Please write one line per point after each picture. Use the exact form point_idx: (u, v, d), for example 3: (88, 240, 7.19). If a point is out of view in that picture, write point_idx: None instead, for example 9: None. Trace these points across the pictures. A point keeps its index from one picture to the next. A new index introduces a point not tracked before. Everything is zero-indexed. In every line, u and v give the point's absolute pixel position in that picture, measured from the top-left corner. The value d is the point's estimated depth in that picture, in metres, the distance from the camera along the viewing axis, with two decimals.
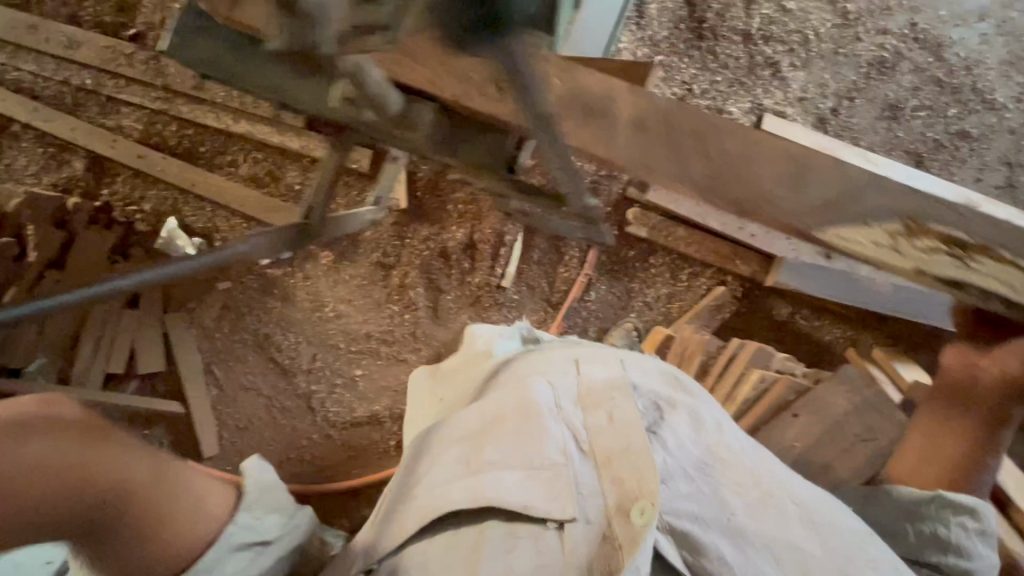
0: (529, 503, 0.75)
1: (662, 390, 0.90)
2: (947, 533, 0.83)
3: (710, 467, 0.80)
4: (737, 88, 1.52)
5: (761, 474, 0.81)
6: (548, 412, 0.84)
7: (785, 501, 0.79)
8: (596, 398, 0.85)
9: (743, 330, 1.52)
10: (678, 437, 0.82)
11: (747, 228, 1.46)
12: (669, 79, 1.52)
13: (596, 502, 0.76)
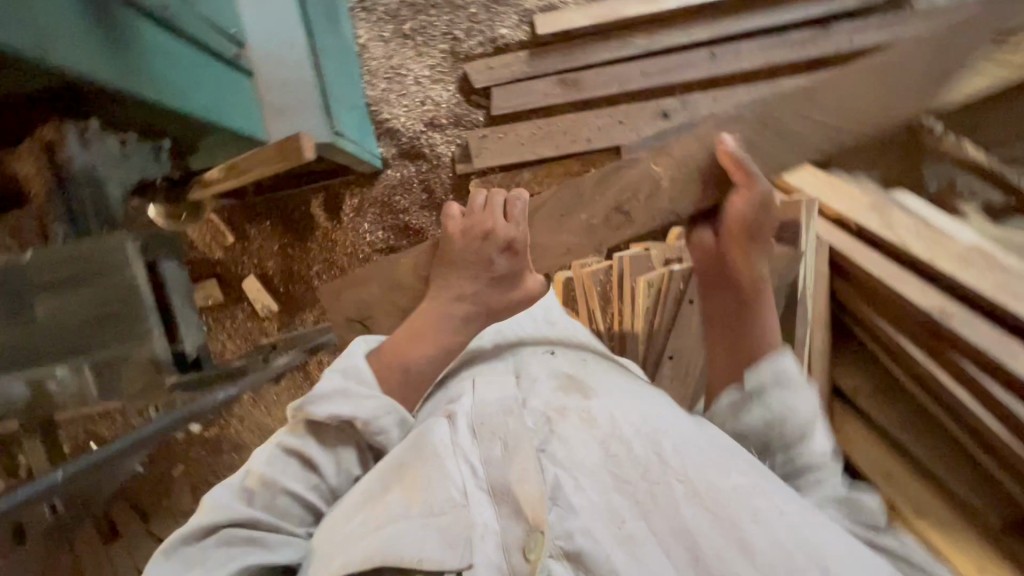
0: (422, 552, 0.47)
1: (564, 383, 0.59)
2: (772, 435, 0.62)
3: (603, 457, 0.51)
4: (494, 9, 1.42)
5: (682, 452, 0.51)
6: (407, 459, 0.55)
7: (678, 485, 0.48)
8: (476, 416, 0.56)
9: None
10: (573, 430, 0.53)
11: (581, 135, 1.39)
12: (429, 39, 1.42)
13: (494, 537, 0.47)
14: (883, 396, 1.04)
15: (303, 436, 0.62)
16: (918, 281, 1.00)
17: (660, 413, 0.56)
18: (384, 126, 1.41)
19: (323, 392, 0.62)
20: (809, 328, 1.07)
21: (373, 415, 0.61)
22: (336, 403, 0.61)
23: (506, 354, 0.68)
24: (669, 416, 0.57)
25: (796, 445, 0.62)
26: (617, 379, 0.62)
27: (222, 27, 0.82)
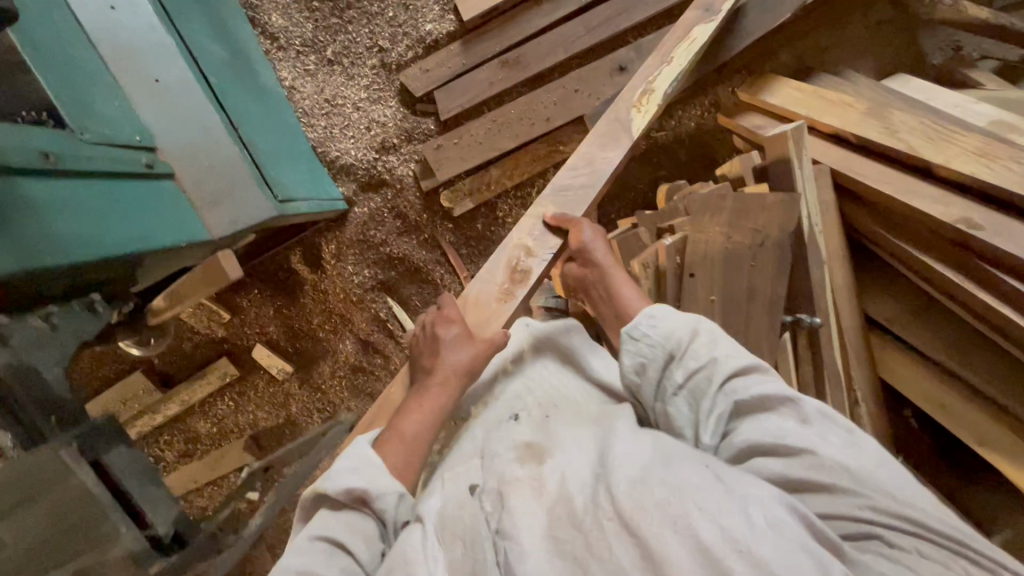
0: None
1: (520, 454, 0.66)
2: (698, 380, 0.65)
3: (550, 516, 0.56)
4: (412, 5, 1.31)
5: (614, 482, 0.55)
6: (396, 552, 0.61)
7: (608, 523, 0.53)
8: (455, 502, 0.64)
9: (623, 190, 1.40)
10: (522, 497, 0.60)
11: (539, 114, 1.29)
12: (355, 59, 1.33)
13: None
14: (922, 320, 0.95)
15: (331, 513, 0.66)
16: (934, 190, 0.90)
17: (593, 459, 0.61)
18: (336, 165, 1.35)
19: (340, 471, 0.66)
20: (826, 268, 0.98)
21: (381, 495, 0.65)
22: (349, 478, 0.65)
23: (478, 432, 0.75)
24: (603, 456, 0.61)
25: (697, 378, 0.65)
26: (572, 429, 0.68)
27: (123, 142, 0.78)
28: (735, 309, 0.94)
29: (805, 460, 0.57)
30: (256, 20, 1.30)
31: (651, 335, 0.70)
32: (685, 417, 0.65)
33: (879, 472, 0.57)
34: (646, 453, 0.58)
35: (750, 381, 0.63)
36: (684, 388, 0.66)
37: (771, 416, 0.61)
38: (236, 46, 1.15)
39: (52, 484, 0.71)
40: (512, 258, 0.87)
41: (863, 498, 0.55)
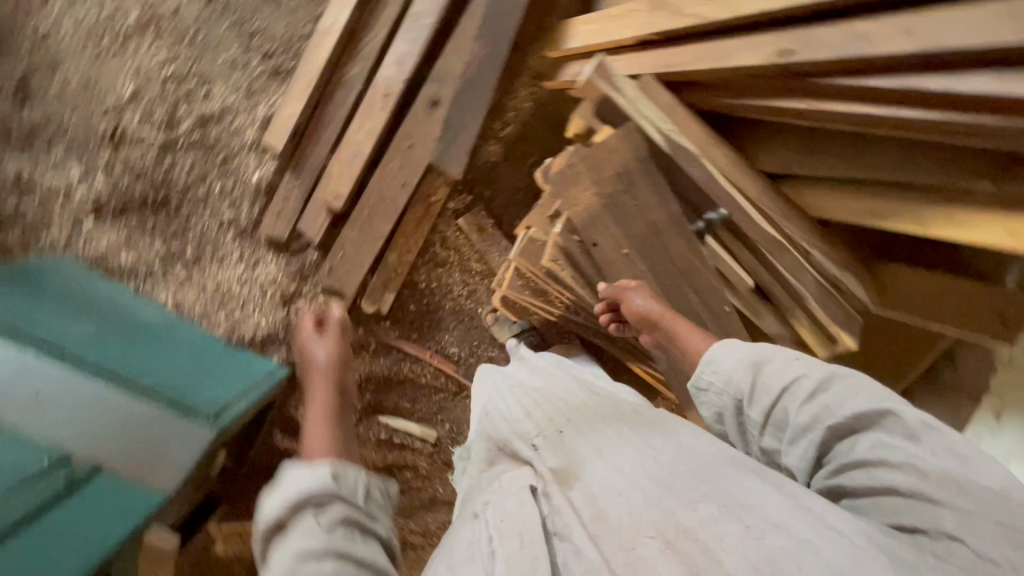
0: None
1: (560, 472, 0.72)
2: (777, 411, 0.69)
3: (596, 530, 0.61)
4: (231, 168, 1.32)
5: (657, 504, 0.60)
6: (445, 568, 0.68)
7: (651, 541, 0.57)
8: (498, 515, 0.69)
9: (506, 194, 1.40)
10: (559, 514, 0.65)
11: (393, 184, 1.29)
12: (214, 243, 1.34)
13: None
14: (810, 151, 0.94)
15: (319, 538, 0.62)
16: (744, 45, 0.89)
17: (637, 467, 0.66)
18: (258, 340, 1.35)
19: None
20: (704, 159, 0.97)
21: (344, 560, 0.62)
22: None
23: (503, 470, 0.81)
24: (642, 463, 0.66)
25: (770, 407, 0.70)
26: (593, 438, 0.75)
27: (34, 472, 0.79)
28: (646, 246, 0.94)
29: (894, 468, 0.59)
30: (110, 268, 1.31)
31: (714, 381, 0.78)
32: (775, 449, 0.70)
33: (1004, 502, 0.53)
34: (687, 470, 0.64)
35: (842, 405, 0.64)
36: (768, 425, 0.71)
37: (868, 436, 0.62)
38: (99, 308, 1.16)
39: None
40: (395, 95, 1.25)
41: (952, 508, 0.55)
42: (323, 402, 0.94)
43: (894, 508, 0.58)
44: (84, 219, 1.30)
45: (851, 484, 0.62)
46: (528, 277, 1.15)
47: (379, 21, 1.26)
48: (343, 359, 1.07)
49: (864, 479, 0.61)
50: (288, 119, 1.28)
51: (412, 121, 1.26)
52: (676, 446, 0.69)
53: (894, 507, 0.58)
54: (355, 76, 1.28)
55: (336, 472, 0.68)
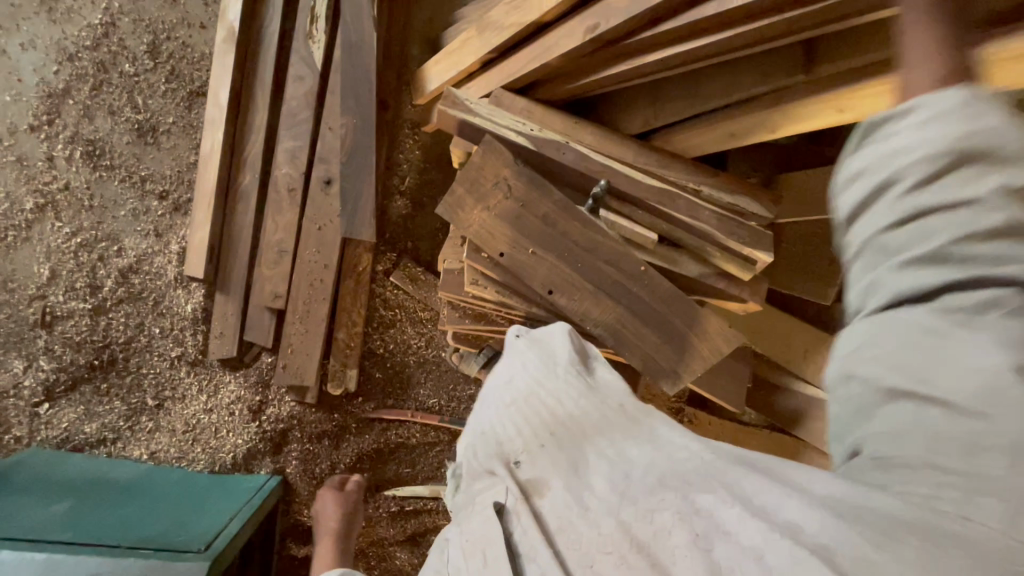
0: None
1: (532, 484, 0.59)
2: (927, 211, 0.41)
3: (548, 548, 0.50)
4: (163, 308, 1.36)
5: (620, 516, 0.48)
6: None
7: (607, 558, 0.45)
8: (462, 535, 0.58)
9: (427, 238, 1.44)
10: (524, 529, 0.53)
11: (316, 268, 1.33)
12: (170, 383, 1.36)
13: None
14: (661, 102, 1.00)
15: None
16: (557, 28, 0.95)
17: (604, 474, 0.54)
18: (241, 460, 1.36)
19: None
20: (572, 143, 1.02)
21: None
22: None
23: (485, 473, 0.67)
24: (613, 472, 0.54)
25: (930, 195, 0.41)
26: (572, 446, 0.61)
27: None
28: (547, 238, 0.98)
29: None
30: (79, 442, 1.33)
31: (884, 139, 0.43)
32: (881, 249, 0.43)
33: None
34: (671, 474, 0.50)
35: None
36: (907, 220, 0.42)
37: (1007, 292, 0.39)
38: (79, 482, 1.18)
39: None
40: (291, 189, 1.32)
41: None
42: (327, 553, 1.22)
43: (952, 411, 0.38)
44: (42, 405, 1.32)
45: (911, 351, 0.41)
46: (465, 309, 1.17)
47: (252, 129, 1.32)
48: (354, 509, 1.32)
49: (929, 352, 0.40)
50: (199, 245, 1.32)
51: (314, 206, 1.32)
52: (669, 442, 0.55)
53: (949, 415, 0.38)
54: (248, 184, 1.33)
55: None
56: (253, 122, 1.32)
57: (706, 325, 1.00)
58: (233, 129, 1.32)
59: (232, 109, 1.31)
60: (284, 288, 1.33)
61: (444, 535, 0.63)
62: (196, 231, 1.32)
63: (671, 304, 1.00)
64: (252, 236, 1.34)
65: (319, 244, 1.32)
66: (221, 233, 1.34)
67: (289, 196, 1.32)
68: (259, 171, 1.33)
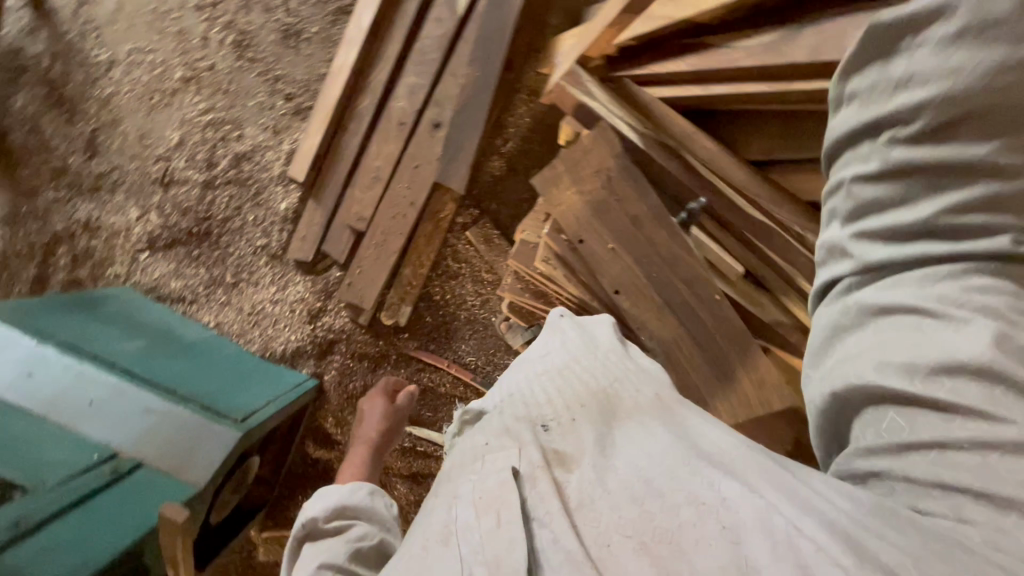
0: None
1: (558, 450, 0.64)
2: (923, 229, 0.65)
3: (567, 522, 0.54)
4: (261, 199, 1.47)
5: (637, 509, 0.53)
6: (409, 549, 0.58)
7: (625, 540, 0.51)
8: (475, 490, 0.60)
9: (511, 204, 1.45)
10: (543, 499, 0.57)
11: (404, 204, 1.39)
12: (249, 267, 1.47)
13: None
14: (791, 135, 0.95)
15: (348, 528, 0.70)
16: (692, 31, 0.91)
17: (630, 462, 0.59)
18: (288, 355, 1.47)
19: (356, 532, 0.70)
20: (684, 151, 0.99)
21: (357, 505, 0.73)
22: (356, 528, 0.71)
23: (499, 429, 0.70)
24: (640, 462, 0.59)
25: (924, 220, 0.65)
26: (598, 428, 0.66)
27: (85, 466, 0.90)
28: (631, 239, 0.97)
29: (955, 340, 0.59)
30: (162, 294, 1.48)
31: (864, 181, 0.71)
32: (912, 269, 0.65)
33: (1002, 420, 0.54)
34: (683, 475, 0.55)
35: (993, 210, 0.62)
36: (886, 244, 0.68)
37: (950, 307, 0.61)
38: (152, 328, 1.31)
39: None
40: (401, 122, 1.37)
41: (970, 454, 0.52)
42: (357, 456, 1.07)
43: (941, 389, 0.57)
44: (142, 252, 1.48)
45: (889, 331, 0.64)
46: (528, 283, 1.18)
47: (383, 55, 1.37)
48: (399, 421, 1.20)
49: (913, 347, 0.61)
50: (307, 150, 1.40)
51: (418, 143, 1.37)
52: (679, 439, 0.61)
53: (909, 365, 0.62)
54: (365, 106, 1.40)
55: (373, 495, 0.77)
56: (386, 50, 1.37)
57: (764, 373, 0.96)
58: (367, 51, 1.38)
59: (371, 33, 1.37)
60: (368, 213, 1.40)
61: (448, 487, 0.64)
62: (308, 138, 1.40)
63: (734, 341, 0.96)
64: (355, 157, 1.41)
65: (412, 181, 1.37)
66: (328, 145, 1.42)
67: (398, 128, 1.38)
68: (378, 98, 1.39)
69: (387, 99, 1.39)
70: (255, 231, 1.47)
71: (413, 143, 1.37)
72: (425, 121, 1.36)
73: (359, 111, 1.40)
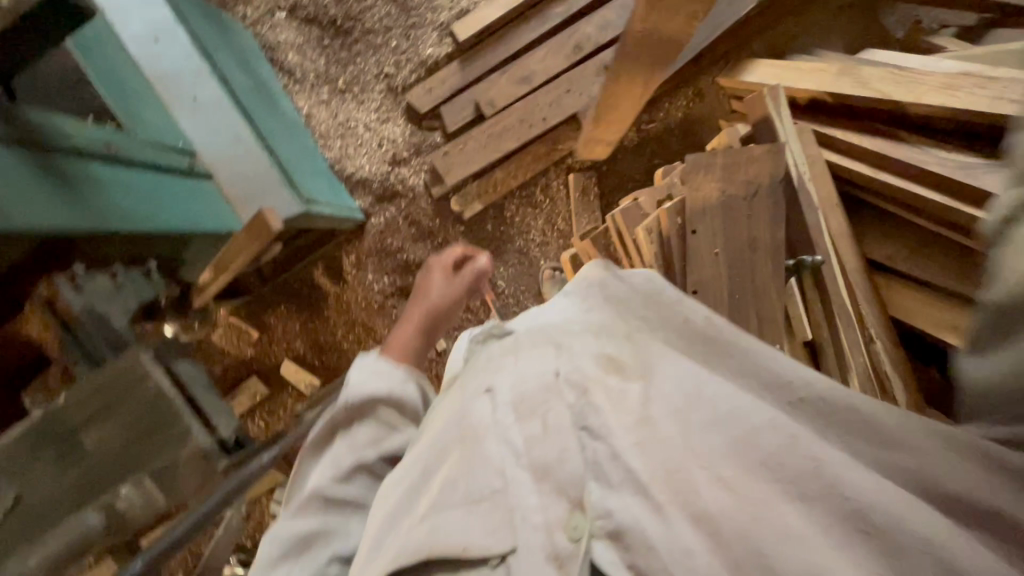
0: (467, 541, 0.41)
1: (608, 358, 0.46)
2: None
3: (626, 444, 0.40)
4: (413, 34, 1.44)
5: (720, 436, 0.41)
6: (416, 458, 0.48)
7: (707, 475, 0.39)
8: (512, 392, 0.46)
9: (621, 179, 1.46)
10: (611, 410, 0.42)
11: (537, 117, 1.40)
12: (365, 85, 1.45)
13: (541, 533, 0.41)
14: (921, 253, 1.00)
15: (373, 447, 0.56)
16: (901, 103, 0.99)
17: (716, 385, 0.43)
18: (352, 180, 1.46)
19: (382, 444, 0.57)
20: (822, 212, 1.03)
21: (393, 393, 0.59)
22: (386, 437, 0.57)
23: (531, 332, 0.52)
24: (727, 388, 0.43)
25: None
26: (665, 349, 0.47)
27: (168, 145, 0.88)
28: (739, 257, 1.00)
29: None
30: (275, 58, 1.45)
31: None
32: None
33: None
34: (766, 398, 0.42)
35: None
36: None
37: None
38: (255, 75, 1.28)
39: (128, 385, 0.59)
40: (579, 46, 1.38)
41: None
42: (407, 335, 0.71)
43: None
44: (279, 12, 1.45)
45: None
46: (610, 245, 1.20)
47: None
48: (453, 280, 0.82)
49: None
50: (482, 17, 1.40)
51: (581, 73, 1.38)
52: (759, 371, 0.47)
53: None
54: (555, 13, 1.40)
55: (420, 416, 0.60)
56: None
57: None
58: None
59: None
60: (500, 104, 1.41)
61: (460, 384, 0.51)
62: (491, 7, 1.40)
63: None
64: (519, 50, 1.41)
65: (556, 102, 1.39)
66: (502, 25, 1.41)
67: (573, 50, 1.38)
68: (571, 14, 1.39)
69: (578, 18, 1.39)
70: (390, 56, 1.44)
71: (576, 70, 1.38)
72: (599, 59, 1.38)
73: (549, 14, 1.40)
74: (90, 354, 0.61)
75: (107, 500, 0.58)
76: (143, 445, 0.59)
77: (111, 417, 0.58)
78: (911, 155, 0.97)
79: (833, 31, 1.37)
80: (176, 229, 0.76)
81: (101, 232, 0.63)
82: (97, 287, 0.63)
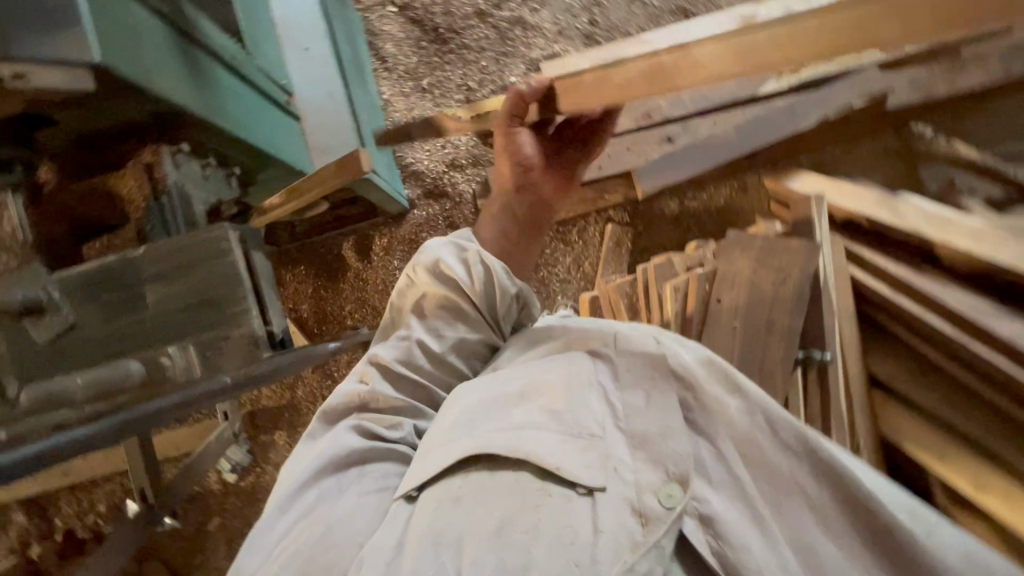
0: (560, 465, 0.55)
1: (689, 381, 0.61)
2: None
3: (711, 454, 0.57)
4: (502, 61, 1.50)
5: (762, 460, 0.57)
6: (511, 392, 0.62)
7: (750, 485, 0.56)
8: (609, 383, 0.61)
9: (652, 243, 1.53)
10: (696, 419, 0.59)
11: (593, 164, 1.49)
12: (445, 91, 1.53)
13: (628, 483, 0.55)
14: (920, 379, 1.06)
15: (398, 357, 0.68)
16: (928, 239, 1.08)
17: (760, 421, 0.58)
18: (408, 170, 1.53)
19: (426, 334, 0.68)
20: (839, 318, 1.09)
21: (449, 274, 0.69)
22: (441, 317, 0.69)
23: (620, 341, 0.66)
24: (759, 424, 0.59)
25: None
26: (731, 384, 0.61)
27: (275, 80, 0.94)
28: (753, 335, 1.06)
29: None
30: (374, 45, 1.57)
31: None
32: None
33: None
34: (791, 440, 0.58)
35: None
36: None
37: None
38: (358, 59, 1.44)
39: (207, 257, 0.57)
40: (649, 113, 1.47)
41: None
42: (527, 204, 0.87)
43: None
44: (390, 6, 1.57)
45: None
46: (632, 295, 1.24)
47: None
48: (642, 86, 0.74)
49: None
50: None
51: (644, 138, 1.48)
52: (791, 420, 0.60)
53: None
54: None
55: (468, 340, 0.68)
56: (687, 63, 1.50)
57: None
58: None
59: None
60: None
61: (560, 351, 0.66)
62: None
63: None
64: None
65: (613, 157, 1.49)
66: None
67: (642, 115, 1.48)
68: None
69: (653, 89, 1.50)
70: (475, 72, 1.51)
71: (640, 133, 1.48)
72: (663, 130, 1.48)
73: None
74: (165, 225, 0.63)
75: (156, 354, 0.55)
76: (185, 316, 0.57)
77: (177, 279, 0.57)
78: (930, 288, 1.04)
79: (878, 166, 1.48)
80: (264, 149, 0.80)
81: (212, 127, 0.66)
82: (185, 171, 0.65)
